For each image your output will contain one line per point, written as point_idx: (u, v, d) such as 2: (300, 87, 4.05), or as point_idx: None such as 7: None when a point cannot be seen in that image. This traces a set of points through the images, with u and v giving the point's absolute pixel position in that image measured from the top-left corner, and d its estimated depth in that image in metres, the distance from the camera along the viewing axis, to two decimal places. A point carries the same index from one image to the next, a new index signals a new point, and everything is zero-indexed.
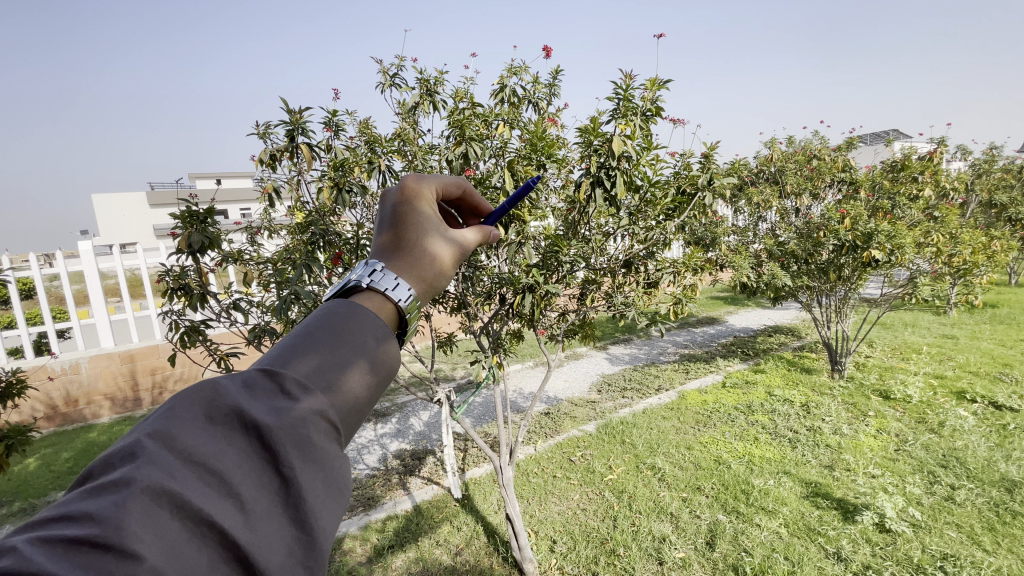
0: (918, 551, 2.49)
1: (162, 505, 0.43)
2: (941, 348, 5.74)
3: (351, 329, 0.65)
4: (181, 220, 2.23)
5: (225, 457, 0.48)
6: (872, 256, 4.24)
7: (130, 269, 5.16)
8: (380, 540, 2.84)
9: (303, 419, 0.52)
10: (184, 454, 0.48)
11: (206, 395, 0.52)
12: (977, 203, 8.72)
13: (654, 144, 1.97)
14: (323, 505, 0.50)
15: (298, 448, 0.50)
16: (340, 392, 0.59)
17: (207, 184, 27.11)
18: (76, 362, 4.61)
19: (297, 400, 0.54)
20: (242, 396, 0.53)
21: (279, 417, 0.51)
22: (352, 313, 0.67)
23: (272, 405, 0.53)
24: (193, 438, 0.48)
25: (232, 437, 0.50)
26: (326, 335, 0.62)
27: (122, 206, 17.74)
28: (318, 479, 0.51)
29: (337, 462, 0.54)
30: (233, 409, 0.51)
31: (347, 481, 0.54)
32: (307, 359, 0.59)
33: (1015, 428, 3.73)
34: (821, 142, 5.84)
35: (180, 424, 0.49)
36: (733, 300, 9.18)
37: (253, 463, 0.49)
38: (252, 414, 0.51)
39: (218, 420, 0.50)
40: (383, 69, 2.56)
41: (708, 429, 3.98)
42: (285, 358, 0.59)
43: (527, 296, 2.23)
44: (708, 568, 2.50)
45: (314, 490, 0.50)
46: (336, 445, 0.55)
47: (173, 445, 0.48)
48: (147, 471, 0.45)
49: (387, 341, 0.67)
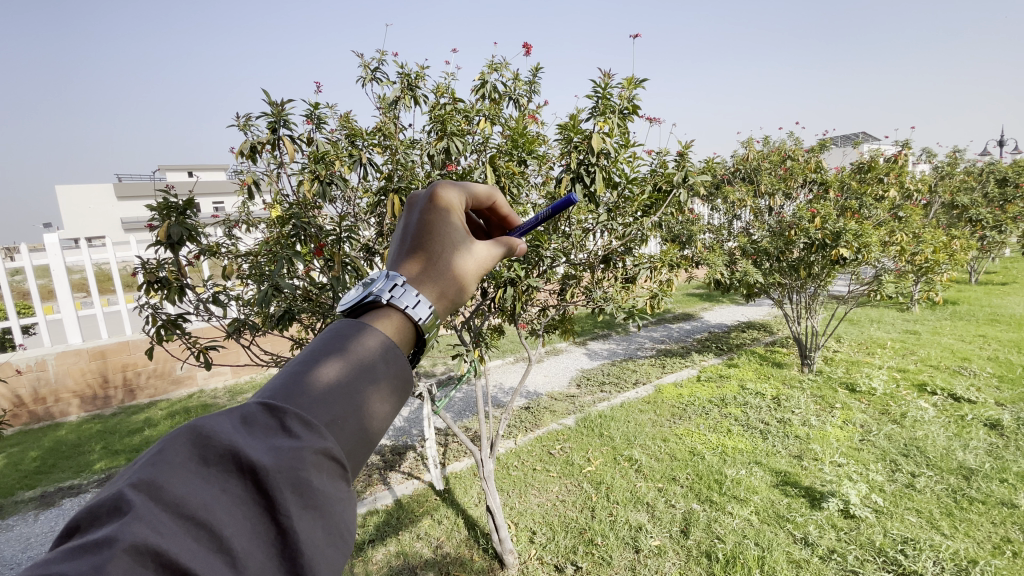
0: (880, 535, 2.63)
1: (146, 564, 0.44)
2: (905, 343, 6.00)
3: (355, 352, 0.66)
4: (158, 211, 2.21)
5: (217, 505, 0.49)
6: (839, 254, 4.42)
7: (100, 263, 5.03)
8: (361, 534, 2.85)
9: (302, 461, 0.53)
10: (174, 505, 0.49)
11: (203, 436, 0.53)
12: (940, 204, 9.08)
13: (632, 142, 2.03)
14: (320, 554, 0.52)
15: (295, 493, 0.52)
16: (342, 427, 0.60)
17: (180, 177, 26.34)
18: (42, 358, 4.48)
19: (295, 439, 0.55)
20: (237, 437, 0.54)
21: (276, 461, 0.53)
22: (357, 333, 0.70)
23: (268, 446, 0.55)
24: (184, 486, 0.50)
25: (225, 482, 0.51)
26: (331, 361, 0.64)
27: (87, 199, 17.12)
28: (316, 527, 0.52)
29: (336, 506, 0.55)
30: (229, 452, 0.53)
31: (345, 525, 0.56)
32: (309, 389, 0.61)
33: (972, 418, 3.94)
34: (794, 143, 6.02)
35: (172, 471, 0.50)
36: (708, 296, 9.39)
37: (247, 512, 0.51)
38: (248, 458, 0.52)
39: (212, 463, 0.52)
40: (364, 63, 2.57)
41: (683, 421, 4.10)
42: (288, 389, 0.61)
43: (508, 290, 2.27)
44: (682, 555, 2.58)
45: (310, 539, 0.51)
46: (336, 485, 0.57)
47: (164, 494, 0.49)
48: (133, 527, 0.45)
49: (393, 362, 0.69)
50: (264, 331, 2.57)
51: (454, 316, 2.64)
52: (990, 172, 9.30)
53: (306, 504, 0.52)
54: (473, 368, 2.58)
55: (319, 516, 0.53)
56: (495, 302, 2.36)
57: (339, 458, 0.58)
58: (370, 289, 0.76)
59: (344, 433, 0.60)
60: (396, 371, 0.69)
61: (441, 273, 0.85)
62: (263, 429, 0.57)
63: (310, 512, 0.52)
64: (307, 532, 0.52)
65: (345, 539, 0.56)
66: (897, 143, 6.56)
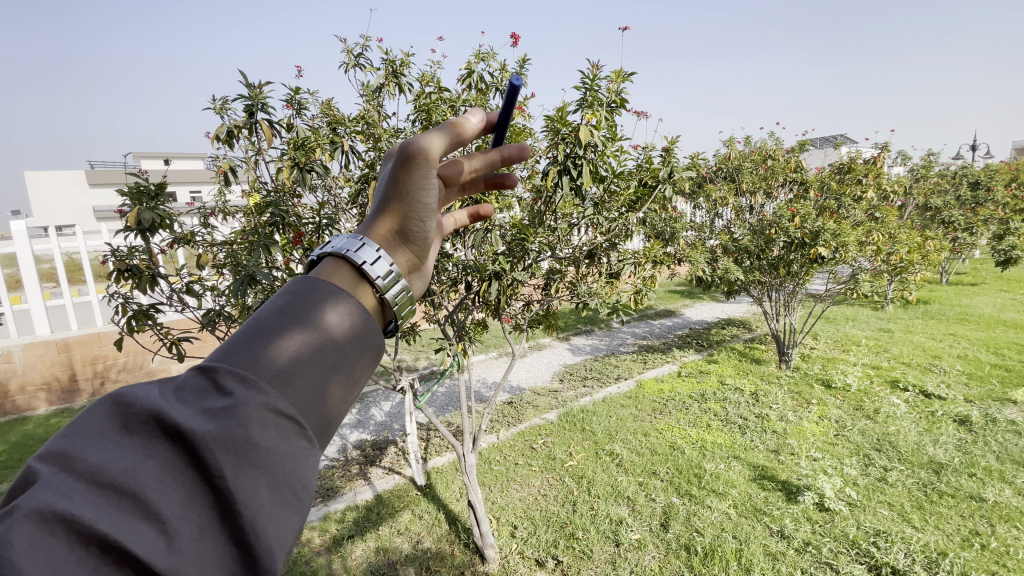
0: (853, 527, 2.68)
1: (56, 533, 0.43)
2: (878, 341, 6.14)
3: (303, 306, 0.62)
4: (129, 196, 2.12)
5: (138, 471, 0.47)
6: (818, 253, 4.48)
7: (69, 252, 4.85)
8: (339, 530, 2.80)
9: (236, 418, 0.50)
10: (89, 473, 0.46)
11: (125, 403, 0.51)
12: (914, 206, 9.29)
13: (619, 134, 2.01)
14: (263, 516, 0.48)
15: (229, 453, 0.48)
16: (293, 383, 0.56)
17: (156, 165, 25.77)
18: (7, 350, 4.31)
19: (230, 399, 0.52)
20: (165, 402, 0.51)
21: (207, 422, 0.50)
22: (313, 291, 0.65)
23: (201, 408, 0.51)
24: (99, 454, 0.47)
25: (151, 446, 0.48)
26: (277, 318, 0.60)
27: (55, 186, 16.54)
28: (258, 486, 0.49)
29: (287, 461, 0.51)
30: (151, 415, 0.50)
31: (299, 483, 0.52)
32: (249, 348, 0.57)
33: (942, 414, 4.05)
34: (775, 143, 6.11)
35: (88, 441, 0.48)
36: (691, 294, 9.46)
37: (177, 476, 0.48)
38: (173, 420, 0.49)
39: (135, 429, 0.49)
40: (347, 49, 2.52)
41: (664, 416, 4.13)
42: (228, 349, 0.57)
43: (493, 283, 2.23)
44: (662, 548, 2.60)
45: (251, 498, 0.48)
46: (288, 442, 0.52)
47: (77, 464, 0.47)
48: (39, 495, 0.44)
49: (352, 317, 0.64)
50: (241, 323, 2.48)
51: (438, 309, 2.60)
52: (964, 175, 9.54)
53: (243, 462, 0.48)
54: (456, 362, 2.54)
55: (262, 473, 0.49)
56: (479, 295, 2.33)
57: (286, 413, 0.53)
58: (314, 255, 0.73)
59: (295, 388, 0.56)
60: (358, 330, 0.64)
61: (410, 219, 0.83)
62: (196, 394, 0.53)
63: (249, 469, 0.48)
64: (247, 491, 0.48)
65: (300, 498, 0.52)
66: (876, 146, 6.68)
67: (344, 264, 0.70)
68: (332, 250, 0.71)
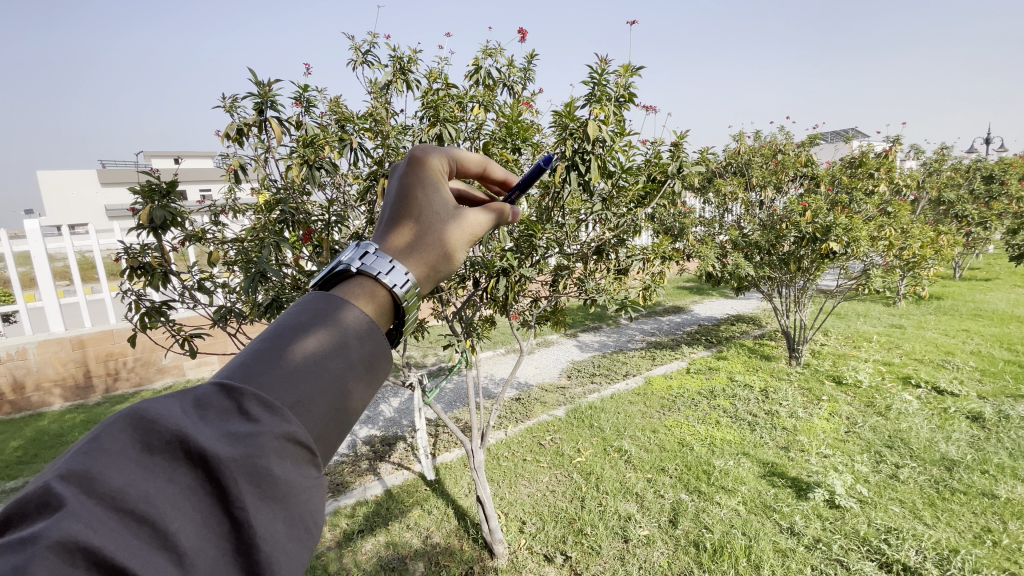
0: (864, 525, 2.66)
1: (76, 564, 0.41)
2: (890, 337, 6.07)
3: (324, 327, 0.62)
4: (141, 194, 2.15)
5: (159, 497, 0.47)
6: (829, 248, 4.44)
7: (82, 250, 4.91)
8: (350, 524, 2.82)
9: (260, 448, 0.50)
10: (108, 497, 0.46)
11: (147, 422, 0.50)
12: (926, 201, 9.17)
13: (628, 129, 1.99)
14: (279, 551, 0.49)
15: (253, 483, 0.49)
16: (311, 410, 0.57)
17: (167, 164, 26.03)
18: (23, 347, 4.39)
19: (254, 425, 0.52)
20: (186, 423, 0.51)
21: (231, 449, 0.50)
22: (328, 306, 0.66)
23: (222, 433, 0.51)
24: (120, 477, 0.46)
25: (171, 471, 0.48)
26: (298, 340, 0.60)
27: (69, 186, 16.75)
28: (276, 519, 0.50)
29: (302, 494, 0.53)
30: (175, 438, 0.49)
31: (311, 516, 0.53)
32: (272, 369, 0.57)
33: (955, 410, 4.00)
34: (785, 137, 6.05)
35: (107, 460, 0.47)
36: (699, 290, 9.40)
37: (196, 504, 0.48)
38: (197, 444, 0.49)
39: (157, 450, 0.49)
40: (355, 47, 2.53)
41: (672, 412, 4.12)
42: (249, 368, 0.57)
43: (501, 280, 2.23)
44: (670, 544, 2.60)
45: (269, 533, 0.49)
46: (303, 473, 0.54)
47: (98, 486, 0.46)
48: (62, 524, 0.42)
49: (368, 334, 0.66)
50: (251, 320, 2.50)
51: (446, 306, 2.61)
52: (977, 168, 9.40)
53: (263, 494, 0.49)
54: (464, 358, 2.54)
55: (280, 506, 0.50)
56: (487, 291, 2.34)
57: (304, 443, 0.54)
58: (339, 259, 0.72)
59: (313, 416, 0.57)
60: (374, 353, 0.65)
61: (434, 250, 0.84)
62: (217, 414, 0.53)
63: (269, 503, 0.50)
64: (266, 526, 0.49)
65: (311, 531, 0.53)
66: (888, 139, 6.59)
67: (383, 291, 0.70)
68: (370, 265, 0.71)
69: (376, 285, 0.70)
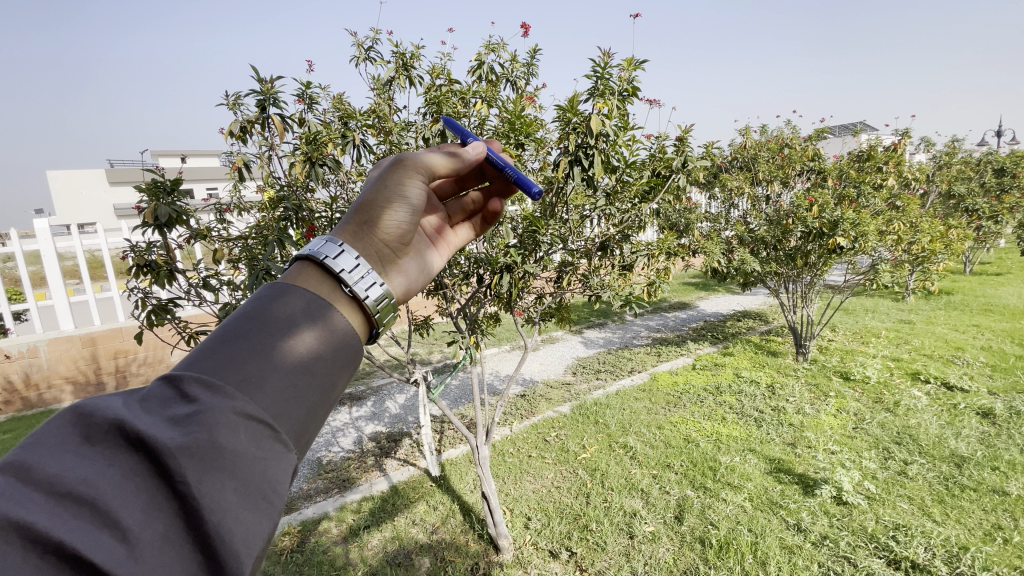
0: (871, 521, 2.64)
1: (10, 540, 0.42)
2: (899, 332, 6.02)
3: (276, 309, 0.63)
4: (146, 193, 2.15)
5: (99, 479, 0.47)
6: (836, 243, 4.39)
7: (91, 249, 4.95)
8: (356, 520, 2.84)
9: (202, 423, 0.50)
10: (47, 483, 0.46)
11: (86, 414, 0.51)
12: (936, 195, 9.04)
13: (632, 123, 1.97)
14: (230, 519, 0.49)
15: (195, 458, 0.49)
16: (263, 386, 0.57)
17: (173, 163, 26.21)
18: (34, 345, 4.43)
19: (197, 405, 0.52)
20: (128, 411, 0.52)
21: (174, 429, 0.51)
22: (276, 291, 0.66)
23: (166, 417, 0.52)
24: (59, 464, 0.47)
25: (114, 455, 0.49)
26: (246, 325, 0.60)
27: (76, 185, 16.85)
28: (225, 488, 0.49)
29: (256, 465, 0.52)
30: (115, 425, 0.50)
31: (269, 487, 0.53)
32: (217, 354, 0.57)
33: (965, 406, 3.95)
34: (791, 132, 5.99)
35: (49, 450, 0.48)
36: (705, 286, 9.35)
37: (141, 482, 0.48)
38: (135, 427, 0.50)
39: (97, 440, 0.50)
40: (358, 43, 2.53)
41: (678, 409, 4.10)
42: (196, 357, 0.58)
43: (505, 276, 2.22)
44: (676, 541, 2.59)
45: (217, 503, 0.49)
46: (258, 445, 0.53)
47: (36, 475, 0.47)
48: None
49: (324, 315, 0.66)
50: None
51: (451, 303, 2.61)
52: (988, 161, 9.22)
53: (208, 466, 0.49)
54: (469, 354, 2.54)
55: (229, 476, 0.50)
56: (491, 288, 2.33)
57: (256, 416, 0.54)
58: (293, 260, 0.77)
59: (266, 392, 0.57)
60: (331, 333, 0.65)
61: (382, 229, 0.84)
62: (161, 404, 0.54)
63: (215, 473, 0.49)
64: (214, 495, 0.49)
65: (270, 502, 0.53)
66: (896, 132, 6.50)
67: (311, 265, 0.71)
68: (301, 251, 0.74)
69: (305, 264, 0.72)
